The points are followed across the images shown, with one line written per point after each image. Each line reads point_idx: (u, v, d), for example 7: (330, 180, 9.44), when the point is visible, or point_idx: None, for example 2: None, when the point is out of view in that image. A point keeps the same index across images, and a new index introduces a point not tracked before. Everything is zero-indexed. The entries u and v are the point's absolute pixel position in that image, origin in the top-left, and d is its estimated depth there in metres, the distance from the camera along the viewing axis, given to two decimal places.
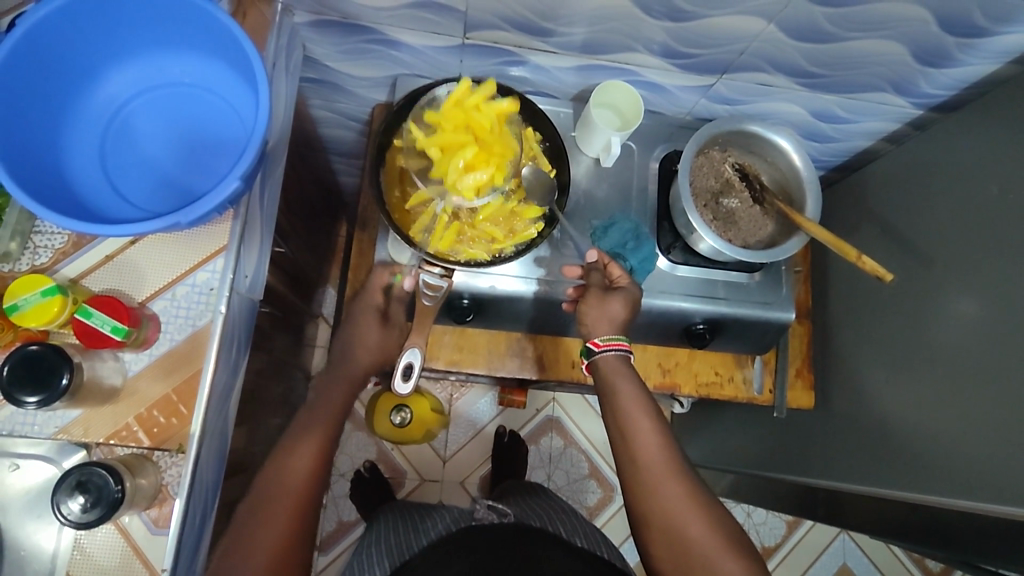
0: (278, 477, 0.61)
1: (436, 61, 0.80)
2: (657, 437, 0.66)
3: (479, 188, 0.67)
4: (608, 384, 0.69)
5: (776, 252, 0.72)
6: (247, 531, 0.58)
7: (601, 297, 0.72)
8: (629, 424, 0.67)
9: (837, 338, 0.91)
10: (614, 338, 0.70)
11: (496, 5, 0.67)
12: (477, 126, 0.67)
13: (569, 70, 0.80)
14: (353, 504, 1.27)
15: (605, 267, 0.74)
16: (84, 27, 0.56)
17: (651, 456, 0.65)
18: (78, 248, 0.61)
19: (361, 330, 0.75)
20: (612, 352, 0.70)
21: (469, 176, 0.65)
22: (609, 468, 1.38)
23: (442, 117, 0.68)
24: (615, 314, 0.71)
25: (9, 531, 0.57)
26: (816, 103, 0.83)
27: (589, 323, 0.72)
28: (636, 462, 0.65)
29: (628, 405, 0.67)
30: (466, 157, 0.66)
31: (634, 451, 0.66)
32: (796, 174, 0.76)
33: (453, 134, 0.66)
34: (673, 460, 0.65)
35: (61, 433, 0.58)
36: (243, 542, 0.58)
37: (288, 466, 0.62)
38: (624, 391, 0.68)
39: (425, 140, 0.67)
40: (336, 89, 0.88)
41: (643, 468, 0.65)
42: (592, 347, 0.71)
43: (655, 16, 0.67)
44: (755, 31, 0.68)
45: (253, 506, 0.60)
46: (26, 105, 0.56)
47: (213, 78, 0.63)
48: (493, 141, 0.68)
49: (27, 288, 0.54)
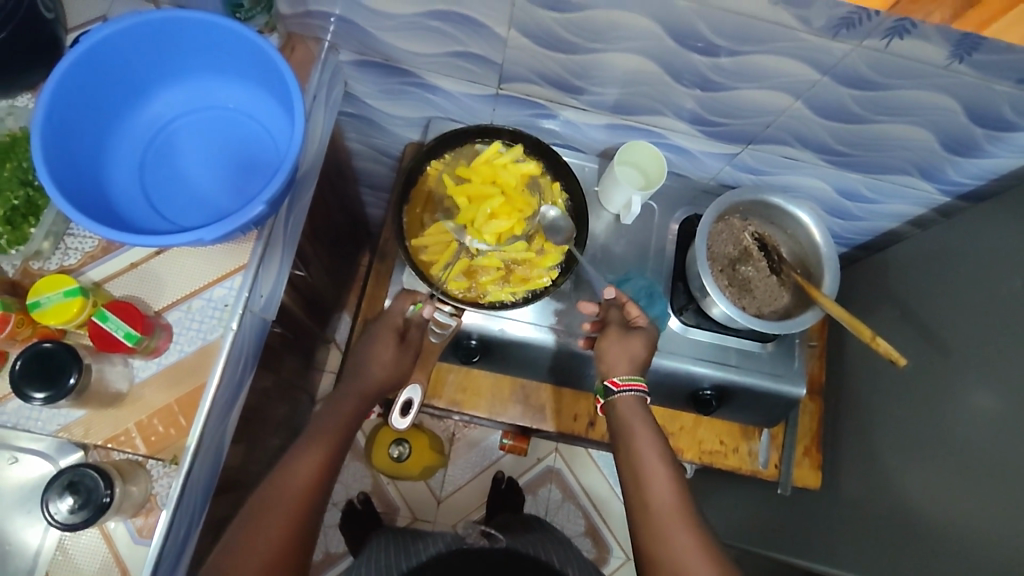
0: (288, 486, 0.61)
1: (469, 107, 0.83)
2: (671, 483, 0.64)
3: (498, 236, 0.74)
4: (624, 425, 0.68)
5: (790, 325, 0.72)
6: (245, 542, 0.57)
7: (621, 335, 0.72)
8: (644, 470, 0.65)
9: (849, 420, 0.88)
10: (632, 379, 0.70)
11: (530, 60, 0.70)
12: (503, 182, 0.74)
13: (597, 127, 0.82)
14: (341, 535, 1.26)
15: (624, 305, 0.74)
16: (143, 45, 0.60)
17: (663, 500, 0.63)
18: (106, 253, 0.62)
19: (377, 350, 0.72)
20: (630, 393, 0.69)
21: (492, 224, 0.72)
22: (605, 528, 1.36)
23: (471, 171, 0.74)
24: (636, 352, 0.71)
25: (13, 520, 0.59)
26: (841, 181, 0.83)
27: (608, 361, 0.71)
28: (647, 505, 0.63)
29: (646, 443, 0.66)
30: (492, 207, 0.73)
31: (647, 493, 0.64)
32: (814, 248, 0.76)
33: (481, 187, 0.74)
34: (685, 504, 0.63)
35: (63, 431, 0.58)
36: (240, 548, 0.57)
37: (289, 478, 0.61)
38: (641, 432, 0.67)
39: (454, 189, 0.74)
40: (373, 126, 0.91)
41: (653, 512, 0.62)
42: (612, 386, 0.70)
43: (683, 84, 0.69)
44: (782, 106, 0.70)
45: (251, 514, 0.59)
46: (78, 112, 0.59)
47: (255, 105, 0.66)
48: (517, 198, 0.74)
49: (52, 287, 0.56)
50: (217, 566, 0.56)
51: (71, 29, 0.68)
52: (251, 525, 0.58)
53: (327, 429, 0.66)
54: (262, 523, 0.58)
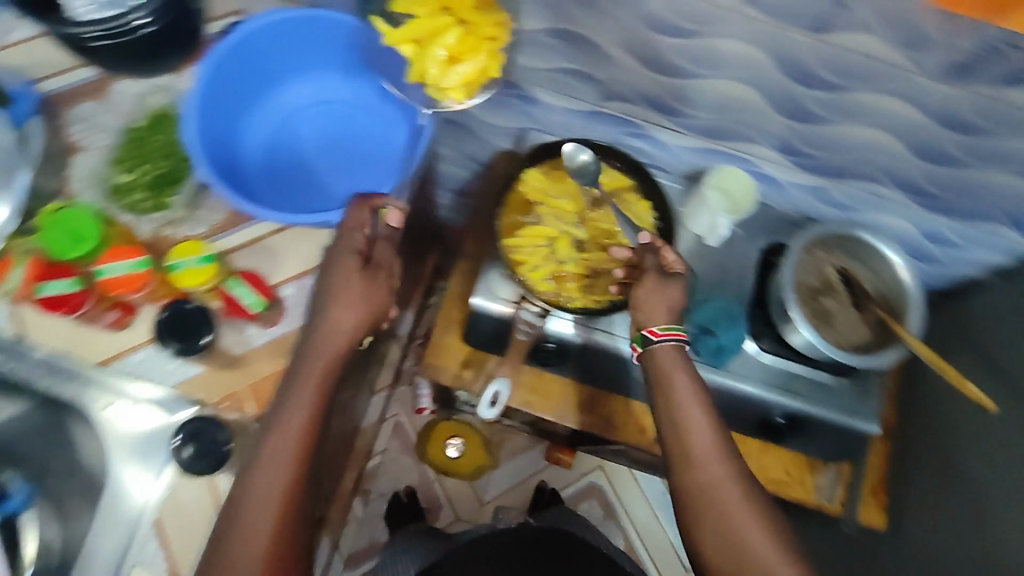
0: (270, 461, 0.55)
1: (565, 122, 0.86)
2: (712, 432, 0.62)
3: (468, 83, 0.60)
4: (663, 375, 0.65)
5: (873, 359, 0.74)
6: (238, 525, 0.54)
7: (657, 282, 0.69)
8: (683, 423, 0.62)
9: (917, 464, 0.87)
10: (673, 328, 0.66)
11: (636, 80, 0.73)
12: (456, 6, 0.57)
13: (689, 150, 0.84)
14: (386, 526, 1.29)
15: (660, 249, 0.71)
16: (286, 40, 0.65)
17: (706, 453, 0.61)
18: (233, 226, 0.67)
19: (341, 282, 0.60)
20: (670, 342, 0.66)
21: (457, 70, 0.58)
22: (644, 551, 1.35)
23: (414, 1, 0.57)
24: (673, 300, 0.68)
25: (132, 463, 0.65)
26: (929, 223, 0.84)
27: (645, 309, 0.68)
28: (689, 457, 0.61)
29: (693, 420, 0.62)
30: (448, 45, 0.57)
31: (687, 448, 0.61)
32: (900, 287, 0.77)
33: (428, 20, 0.56)
34: (743, 486, 0.60)
35: (183, 385, 0.62)
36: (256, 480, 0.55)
37: (267, 450, 0.56)
38: (681, 385, 0.64)
39: (395, 34, 0.57)
40: (467, 133, 0.95)
41: (694, 465, 0.61)
42: (650, 335, 0.66)
43: (783, 114, 0.71)
44: (881, 144, 0.72)
45: (265, 438, 0.57)
46: (224, 95, 0.64)
47: (375, 104, 0.72)
48: (482, 21, 0.57)
49: (186, 252, 0.60)
50: (240, 490, 0.55)
51: None
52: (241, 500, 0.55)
53: (305, 390, 0.58)
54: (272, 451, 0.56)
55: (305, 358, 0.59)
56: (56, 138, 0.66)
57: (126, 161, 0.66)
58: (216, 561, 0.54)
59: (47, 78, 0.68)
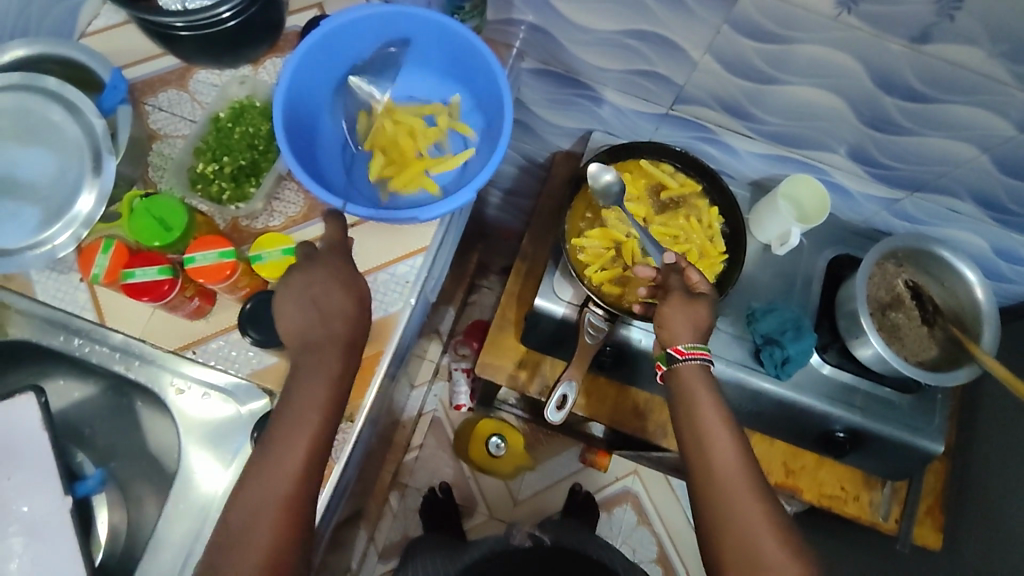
0: (270, 483, 0.53)
1: (631, 124, 0.86)
2: (736, 449, 0.61)
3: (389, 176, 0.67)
4: (686, 392, 0.63)
5: (945, 377, 0.71)
6: (233, 551, 0.52)
7: (684, 301, 0.66)
8: (706, 436, 0.61)
9: (976, 487, 0.86)
10: (698, 347, 0.64)
11: (713, 85, 0.72)
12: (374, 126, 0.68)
13: (758, 157, 0.83)
14: (420, 520, 1.30)
15: (684, 271, 0.69)
16: (374, 34, 0.66)
17: (729, 470, 0.60)
18: (306, 219, 0.67)
19: (329, 293, 0.58)
20: (696, 361, 0.64)
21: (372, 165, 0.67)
22: (677, 558, 1.34)
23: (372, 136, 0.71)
24: (700, 319, 0.66)
25: (198, 450, 0.64)
26: (1003, 240, 0.82)
27: (671, 328, 0.66)
28: (711, 471, 0.60)
29: (717, 442, 0.61)
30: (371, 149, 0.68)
31: (710, 461, 0.60)
32: (974, 305, 0.75)
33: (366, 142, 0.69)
34: (775, 520, 0.58)
35: (254, 376, 0.63)
36: (271, 466, 0.54)
37: (275, 457, 0.54)
38: (704, 400, 0.62)
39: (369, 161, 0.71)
40: (528, 133, 0.95)
41: (717, 483, 0.60)
42: (675, 353, 0.65)
43: (863, 123, 0.70)
44: (964, 157, 0.70)
45: (278, 424, 0.55)
46: (309, 83, 0.65)
47: (452, 103, 0.72)
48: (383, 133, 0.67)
49: (270, 244, 0.61)
50: (252, 478, 0.54)
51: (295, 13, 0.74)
52: (239, 523, 0.53)
53: (319, 395, 0.56)
54: (288, 436, 0.54)
55: (314, 349, 0.57)
56: (140, 124, 0.68)
57: (206, 151, 0.66)
58: (228, 552, 0.52)
59: (130, 66, 0.70)
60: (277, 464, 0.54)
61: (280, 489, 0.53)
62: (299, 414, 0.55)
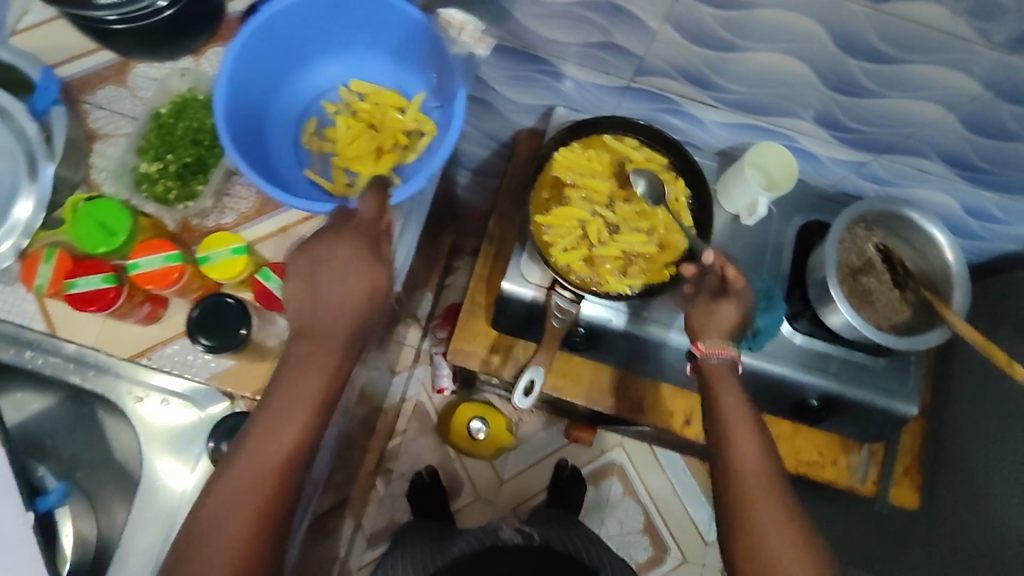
0: (260, 461, 0.53)
1: (594, 98, 0.83)
2: (757, 449, 0.64)
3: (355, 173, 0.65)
4: (712, 389, 0.68)
5: (915, 341, 0.71)
6: (206, 527, 0.51)
7: (710, 305, 0.70)
8: (727, 432, 0.65)
9: (949, 445, 0.86)
10: (719, 345, 0.68)
11: (674, 55, 0.70)
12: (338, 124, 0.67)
13: (724, 126, 0.81)
14: (408, 505, 1.30)
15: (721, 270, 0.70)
16: (317, 19, 0.63)
17: (747, 466, 0.63)
18: (259, 215, 0.65)
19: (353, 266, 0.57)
20: (717, 358, 0.68)
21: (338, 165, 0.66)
22: (665, 527, 1.36)
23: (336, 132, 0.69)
24: (727, 320, 0.69)
25: (161, 457, 0.63)
26: (972, 199, 0.81)
27: (695, 327, 0.71)
28: (729, 468, 0.64)
29: (738, 440, 0.64)
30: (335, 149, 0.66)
31: (730, 455, 0.64)
32: (944, 267, 0.74)
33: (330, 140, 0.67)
34: (789, 517, 0.60)
35: (213, 379, 0.62)
36: (257, 449, 0.53)
37: (265, 443, 0.53)
38: (729, 398, 0.66)
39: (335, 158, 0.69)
40: (490, 111, 0.93)
41: (734, 477, 0.63)
42: (698, 351, 0.69)
43: (828, 87, 0.68)
44: (931, 117, 0.69)
45: (271, 408, 0.55)
46: (252, 75, 0.62)
47: (404, 83, 0.69)
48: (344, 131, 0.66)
49: (218, 244, 0.59)
50: (237, 460, 0.53)
51: None
52: (211, 510, 0.52)
53: (316, 387, 0.55)
54: (277, 422, 0.54)
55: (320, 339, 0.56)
56: (79, 125, 0.65)
57: (150, 149, 0.64)
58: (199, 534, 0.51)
59: (63, 64, 0.67)
60: (265, 450, 0.53)
61: (258, 475, 0.52)
62: (294, 397, 0.55)
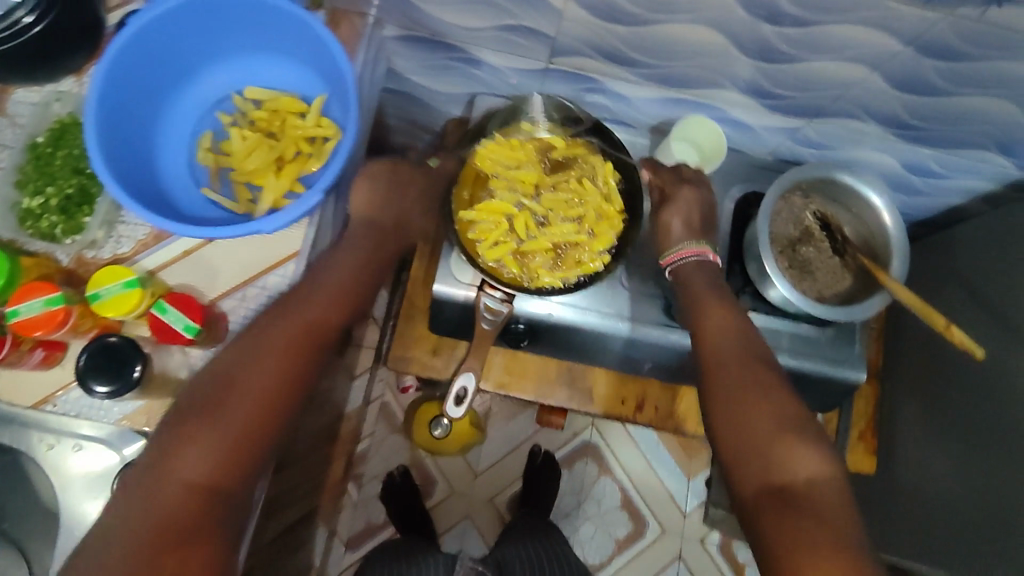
0: (245, 391, 0.49)
1: (515, 82, 0.80)
2: (730, 324, 0.62)
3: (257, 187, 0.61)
4: (686, 280, 0.67)
5: (853, 310, 0.69)
6: (176, 453, 0.45)
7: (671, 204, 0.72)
8: (701, 311, 0.64)
9: (905, 404, 0.86)
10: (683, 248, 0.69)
11: (586, 33, 0.67)
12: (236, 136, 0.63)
13: (651, 101, 0.78)
14: (383, 506, 1.29)
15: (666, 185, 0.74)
16: (190, 26, 0.58)
17: (718, 336, 0.61)
18: (158, 241, 0.62)
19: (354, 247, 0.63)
20: (688, 259, 0.68)
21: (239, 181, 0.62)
22: (643, 503, 1.36)
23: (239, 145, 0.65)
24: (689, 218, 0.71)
25: (87, 504, 0.60)
26: (910, 155, 0.79)
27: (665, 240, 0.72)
28: (705, 340, 0.62)
29: (709, 313, 0.63)
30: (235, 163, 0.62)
31: (703, 330, 0.62)
32: (883, 231, 0.72)
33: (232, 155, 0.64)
34: (766, 385, 0.56)
35: (126, 420, 0.59)
36: (244, 381, 0.49)
37: (249, 373, 0.50)
38: (702, 284, 0.66)
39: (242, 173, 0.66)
40: (414, 103, 0.89)
41: (708, 347, 0.61)
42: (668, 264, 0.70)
43: (747, 54, 0.65)
44: (855, 78, 0.66)
45: (254, 346, 0.52)
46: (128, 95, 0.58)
47: (301, 86, 0.65)
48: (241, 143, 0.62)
49: (110, 278, 0.55)
50: (217, 392, 0.49)
51: (113, 9, 0.65)
52: (156, 465, 0.45)
53: (302, 321, 0.54)
54: (262, 356, 0.51)
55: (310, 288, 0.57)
56: None
57: (29, 183, 0.60)
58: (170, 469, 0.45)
59: None
60: (250, 381, 0.49)
61: (243, 406, 0.48)
62: (280, 331, 0.53)
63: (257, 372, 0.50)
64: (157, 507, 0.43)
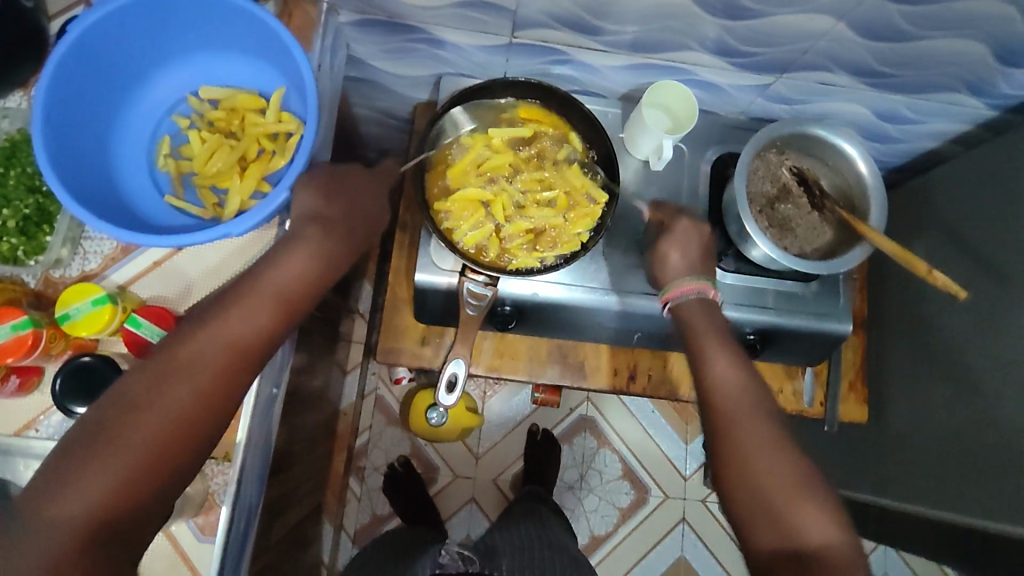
0: (151, 420, 0.46)
1: (480, 60, 0.78)
2: (737, 370, 0.60)
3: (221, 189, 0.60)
4: (685, 321, 0.63)
5: (836, 263, 0.68)
6: (66, 481, 0.43)
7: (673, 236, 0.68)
8: (703, 353, 0.61)
9: (892, 351, 0.87)
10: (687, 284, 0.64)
11: (547, 4, 0.65)
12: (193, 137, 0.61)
13: (620, 69, 0.77)
14: (386, 498, 1.29)
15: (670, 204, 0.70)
16: (135, 27, 0.56)
17: (727, 386, 0.59)
18: (127, 254, 0.60)
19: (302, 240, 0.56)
20: (691, 295, 0.64)
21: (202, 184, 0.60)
22: (643, 470, 1.37)
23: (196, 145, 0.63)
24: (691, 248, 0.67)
25: None
26: (882, 103, 0.78)
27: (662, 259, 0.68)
28: (710, 386, 0.59)
29: (716, 361, 0.60)
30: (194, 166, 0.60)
31: (707, 375, 0.60)
32: (860, 181, 0.72)
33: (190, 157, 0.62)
34: (781, 446, 0.55)
35: None
36: (148, 410, 0.46)
37: (158, 401, 0.46)
38: (702, 325, 0.62)
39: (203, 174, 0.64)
40: (379, 89, 0.87)
41: (716, 396, 0.59)
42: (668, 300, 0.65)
43: (712, 14, 0.64)
44: (821, 29, 0.65)
45: (166, 367, 0.48)
46: (77, 104, 0.56)
47: (259, 80, 0.63)
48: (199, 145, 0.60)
49: (78, 296, 0.54)
50: (121, 413, 0.46)
51: (54, 16, 0.62)
52: (48, 491, 0.43)
53: (221, 342, 0.49)
54: (171, 383, 0.47)
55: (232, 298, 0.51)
56: None
57: None
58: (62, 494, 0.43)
59: None
60: (157, 405, 0.46)
61: (146, 434, 0.45)
62: (196, 356, 0.48)
63: (184, 385, 0.47)
64: (50, 546, 0.41)
